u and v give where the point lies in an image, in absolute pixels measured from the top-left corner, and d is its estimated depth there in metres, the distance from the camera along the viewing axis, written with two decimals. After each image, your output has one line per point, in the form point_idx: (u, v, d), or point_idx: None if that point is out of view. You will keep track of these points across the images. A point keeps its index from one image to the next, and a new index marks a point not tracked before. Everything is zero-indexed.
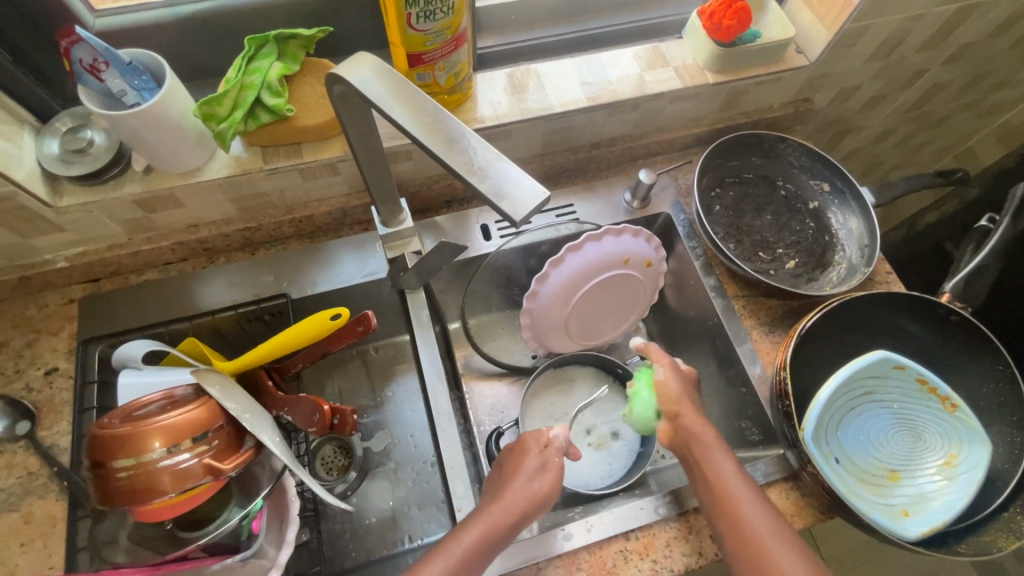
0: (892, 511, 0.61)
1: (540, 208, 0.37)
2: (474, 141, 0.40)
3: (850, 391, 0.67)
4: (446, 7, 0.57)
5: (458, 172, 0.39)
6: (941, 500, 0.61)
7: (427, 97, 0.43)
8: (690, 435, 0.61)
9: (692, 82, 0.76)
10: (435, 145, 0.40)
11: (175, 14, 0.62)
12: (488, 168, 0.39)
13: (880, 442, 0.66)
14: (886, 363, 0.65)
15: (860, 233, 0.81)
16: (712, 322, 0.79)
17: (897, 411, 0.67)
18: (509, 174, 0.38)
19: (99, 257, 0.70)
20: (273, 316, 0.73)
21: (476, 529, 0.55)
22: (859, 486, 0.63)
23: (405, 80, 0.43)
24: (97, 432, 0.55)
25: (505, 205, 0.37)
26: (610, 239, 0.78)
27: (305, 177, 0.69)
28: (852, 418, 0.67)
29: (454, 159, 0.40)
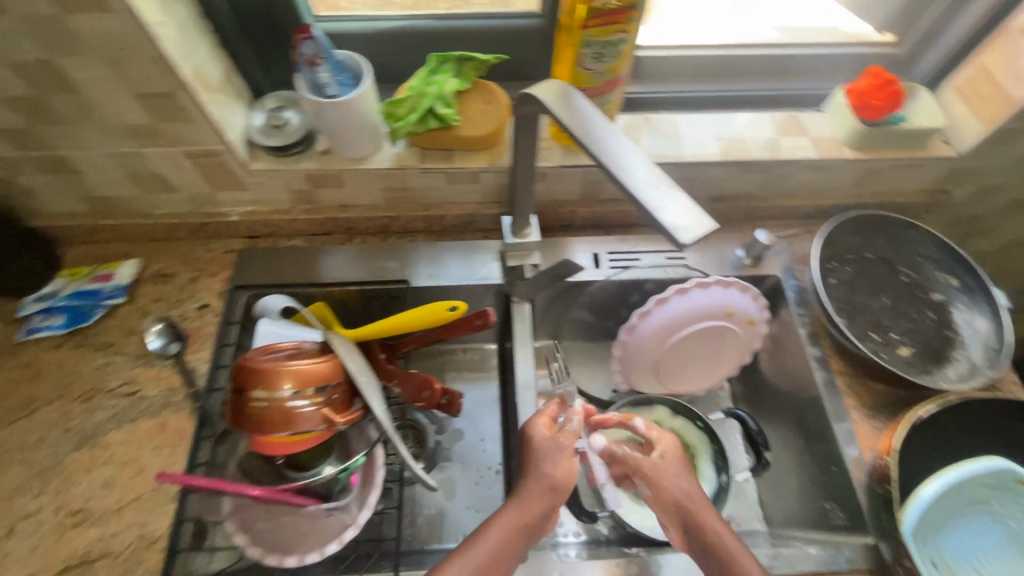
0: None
1: (705, 237, 0.39)
2: (649, 167, 0.43)
3: (963, 497, 0.64)
4: (617, 52, 0.63)
5: (629, 192, 0.42)
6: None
7: (612, 124, 0.47)
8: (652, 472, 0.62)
9: (829, 155, 0.78)
10: (611, 164, 0.44)
11: (378, 26, 0.73)
12: (660, 190, 0.41)
13: (985, 558, 0.63)
14: (1009, 476, 0.62)
15: (988, 335, 0.77)
16: (810, 393, 0.77)
17: (1008, 528, 0.63)
18: (679, 202, 0.40)
19: (264, 218, 0.81)
20: (392, 299, 0.82)
21: (495, 532, 0.55)
22: None
23: (591, 106, 0.49)
24: (242, 363, 0.62)
25: (673, 228, 0.39)
26: (717, 290, 0.79)
27: (450, 181, 0.77)
28: (960, 525, 0.64)
29: (628, 180, 0.42)
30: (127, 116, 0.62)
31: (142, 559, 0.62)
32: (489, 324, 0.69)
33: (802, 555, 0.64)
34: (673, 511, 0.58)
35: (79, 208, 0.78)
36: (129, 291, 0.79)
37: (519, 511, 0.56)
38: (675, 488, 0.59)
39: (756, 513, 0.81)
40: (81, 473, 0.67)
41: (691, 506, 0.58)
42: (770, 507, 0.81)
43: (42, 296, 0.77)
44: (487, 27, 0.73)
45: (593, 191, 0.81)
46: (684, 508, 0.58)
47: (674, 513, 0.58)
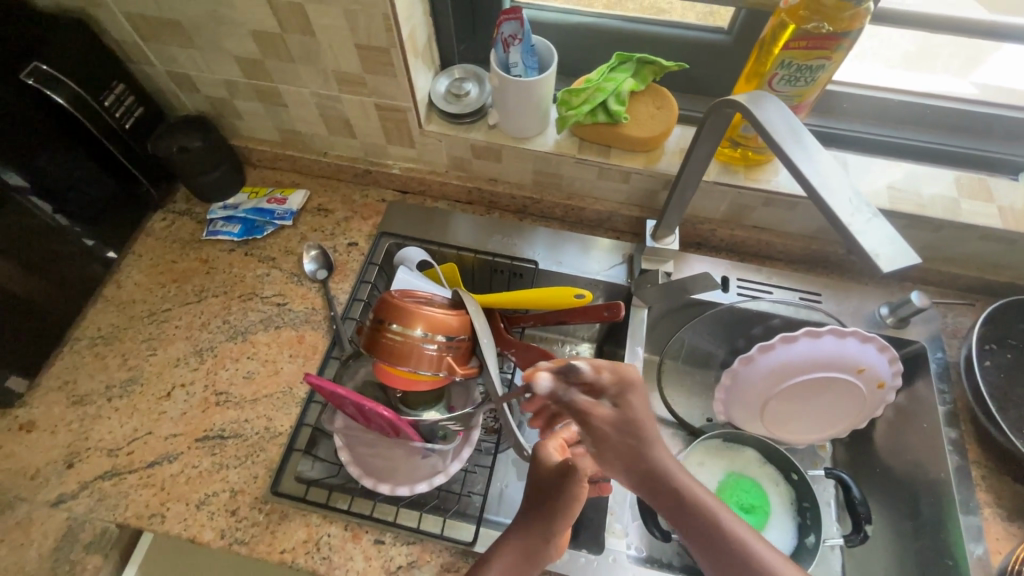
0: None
1: (907, 268, 0.39)
2: (853, 193, 0.43)
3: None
4: (811, 78, 0.62)
5: (831, 214, 0.41)
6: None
7: (812, 138, 0.47)
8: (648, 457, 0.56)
9: (1017, 227, 0.71)
10: (810, 177, 0.44)
11: (569, 19, 0.77)
12: (865, 217, 0.41)
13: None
14: None
15: None
16: (934, 475, 0.71)
17: None
18: (884, 233, 0.40)
19: (420, 176, 0.87)
20: (516, 276, 0.85)
21: (512, 547, 0.59)
22: None
23: (792, 116, 0.49)
24: (386, 299, 0.68)
25: (879, 258, 0.39)
26: (852, 342, 0.75)
27: (600, 176, 0.79)
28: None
29: (826, 196, 0.43)
30: (344, 63, 0.71)
31: (265, 448, 0.70)
32: (617, 318, 0.68)
33: None
34: (656, 488, 0.56)
35: (272, 137, 0.89)
36: (295, 216, 0.88)
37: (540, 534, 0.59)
38: (657, 465, 0.56)
39: None
40: (229, 361, 0.76)
41: (694, 497, 0.55)
42: None
43: (226, 205, 0.88)
44: (672, 36, 0.75)
45: (737, 215, 0.80)
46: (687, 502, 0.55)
47: (650, 485, 0.56)
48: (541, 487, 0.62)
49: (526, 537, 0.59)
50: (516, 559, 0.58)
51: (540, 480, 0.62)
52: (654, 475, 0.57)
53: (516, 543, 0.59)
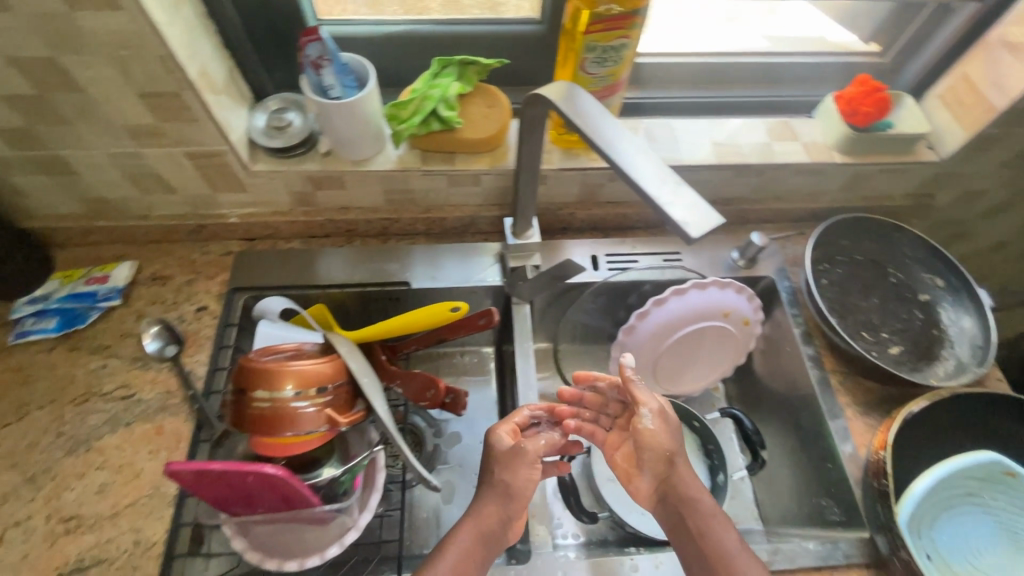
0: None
1: (714, 230, 0.41)
2: (659, 167, 0.45)
3: (951, 493, 0.64)
4: (618, 57, 0.64)
5: (643, 191, 0.43)
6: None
7: (617, 123, 0.49)
8: (675, 476, 0.59)
9: (819, 159, 0.80)
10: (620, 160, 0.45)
11: (380, 30, 0.74)
12: (672, 188, 0.43)
13: (982, 555, 0.62)
14: (991, 467, 0.64)
15: (974, 333, 0.79)
16: (803, 391, 0.79)
17: (1000, 521, 0.63)
18: (689, 199, 0.42)
19: (265, 219, 0.80)
20: (390, 301, 0.82)
21: (466, 534, 0.58)
22: None
23: (597, 105, 0.50)
24: (244, 364, 0.62)
25: (688, 224, 0.41)
26: (714, 291, 0.81)
27: (451, 184, 0.77)
28: (951, 519, 0.64)
29: (636, 174, 0.44)
30: (131, 115, 0.62)
31: (137, 566, 0.61)
32: (495, 324, 0.68)
33: (800, 550, 0.64)
34: (672, 494, 0.59)
35: (74, 209, 0.77)
36: (125, 293, 0.77)
37: (496, 516, 0.59)
38: (683, 483, 0.59)
39: (752, 511, 0.82)
40: (74, 478, 0.65)
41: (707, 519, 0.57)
42: (767, 505, 0.82)
43: (34, 299, 0.75)
44: (487, 32, 0.75)
45: (590, 195, 0.83)
46: (699, 527, 0.56)
47: (671, 496, 0.59)
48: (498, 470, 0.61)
49: (484, 521, 0.59)
50: (471, 550, 0.57)
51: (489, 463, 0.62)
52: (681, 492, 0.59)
53: (471, 532, 0.58)
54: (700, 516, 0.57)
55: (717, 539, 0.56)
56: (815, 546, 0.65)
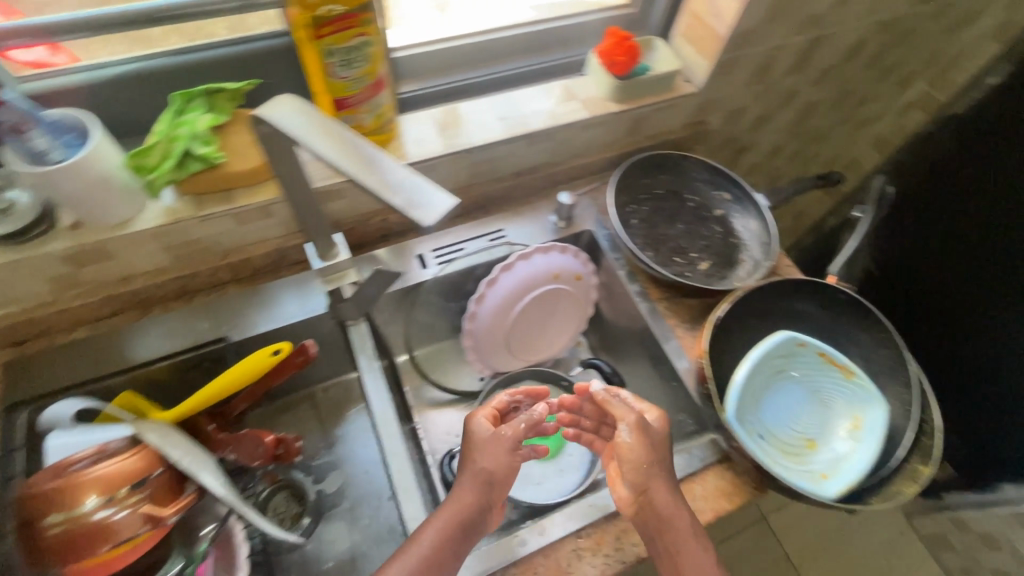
0: (813, 476, 0.67)
1: (449, 213, 0.43)
2: (392, 166, 0.45)
3: (765, 374, 0.73)
4: (364, 56, 0.62)
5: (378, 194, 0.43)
6: (849, 459, 0.68)
7: (347, 133, 0.47)
8: (654, 497, 0.59)
9: (597, 112, 0.85)
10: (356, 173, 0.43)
11: (97, 75, 0.65)
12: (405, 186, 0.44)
13: (798, 415, 0.73)
14: (789, 342, 0.72)
15: (761, 233, 0.90)
16: (641, 325, 0.85)
17: (808, 384, 0.74)
18: (423, 191, 0.43)
19: (26, 317, 0.69)
20: (212, 363, 0.75)
21: (440, 520, 0.59)
22: (783, 458, 0.69)
23: (323, 119, 0.47)
24: (24, 491, 0.53)
25: (424, 219, 0.42)
26: (539, 258, 0.83)
27: (240, 222, 0.71)
28: (769, 395, 0.73)
29: (371, 180, 0.44)
30: None
31: None
32: (312, 356, 0.65)
33: None
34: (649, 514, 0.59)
35: None
36: None
37: (468, 501, 0.60)
38: (663, 506, 0.59)
39: None
40: None
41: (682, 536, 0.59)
42: None
43: None
44: (229, 54, 0.68)
45: None
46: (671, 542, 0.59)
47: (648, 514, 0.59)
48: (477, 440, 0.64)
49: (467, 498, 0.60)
50: (444, 540, 0.58)
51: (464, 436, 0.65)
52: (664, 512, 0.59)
53: (453, 514, 0.59)
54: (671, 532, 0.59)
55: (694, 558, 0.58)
56: (674, 461, 0.71)
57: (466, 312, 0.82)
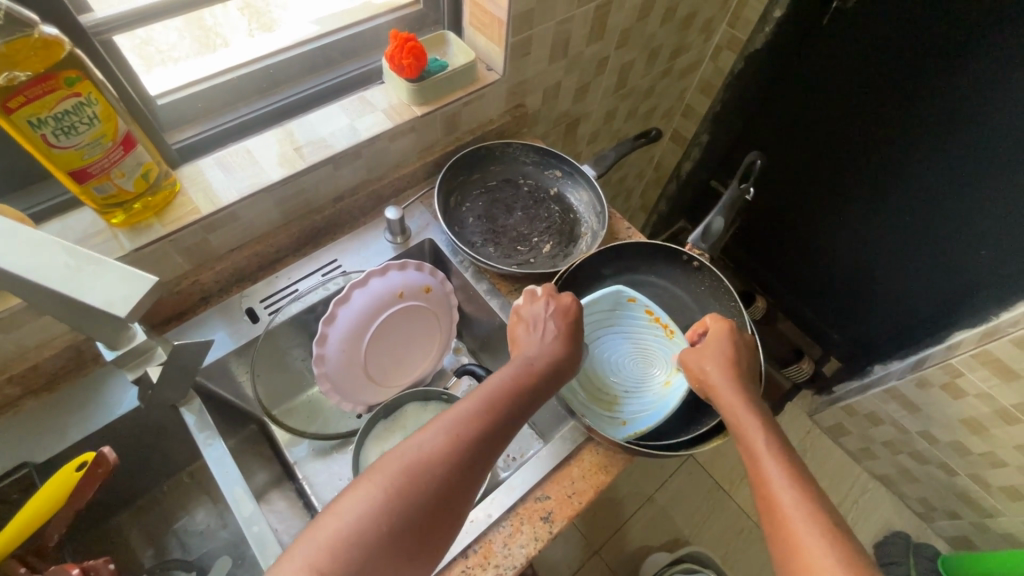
0: (616, 422, 0.72)
1: (151, 290, 0.42)
2: (67, 252, 0.41)
3: (592, 330, 0.78)
4: (88, 117, 0.55)
5: (58, 290, 0.40)
6: (653, 409, 0.73)
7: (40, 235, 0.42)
8: (736, 409, 0.64)
9: (402, 119, 0.82)
10: (46, 279, 0.40)
11: None
12: (89, 277, 0.41)
13: (617, 369, 0.77)
14: (621, 296, 0.78)
15: (594, 202, 0.91)
16: (499, 321, 0.84)
17: (634, 340, 0.78)
18: (111, 277, 0.42)
19: None
20: (22, 494, 0.64)
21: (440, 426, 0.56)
22: (592, 403, 0.73)
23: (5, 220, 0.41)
24: None
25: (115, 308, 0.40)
26: (376, 281, 0.80)
27: (4, 330, 0.62)
28: (594, 351, 0.77)
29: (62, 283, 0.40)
30: None
31: None
32: (114, 464, 0.58)
33: (538, 460, 0.70)
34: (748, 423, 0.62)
35: None
36: None
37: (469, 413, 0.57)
38: (743, 395, 0.65)
39: (532, 435, 0.89)
40: None
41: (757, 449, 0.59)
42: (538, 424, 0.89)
43: None
44: None
45: (202, 254, 0.74)
46: (756, 456, 0.59)
47: (747, 421, 0.62)
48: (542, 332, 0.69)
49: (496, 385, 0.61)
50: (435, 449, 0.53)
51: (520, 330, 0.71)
52: (728, 412, 0.64)
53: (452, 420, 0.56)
54: (735, 425, 0.63)
55: (750, 440, 0.60)
56: (548, 449, 0.70)
57: (313, 353, 0.77)
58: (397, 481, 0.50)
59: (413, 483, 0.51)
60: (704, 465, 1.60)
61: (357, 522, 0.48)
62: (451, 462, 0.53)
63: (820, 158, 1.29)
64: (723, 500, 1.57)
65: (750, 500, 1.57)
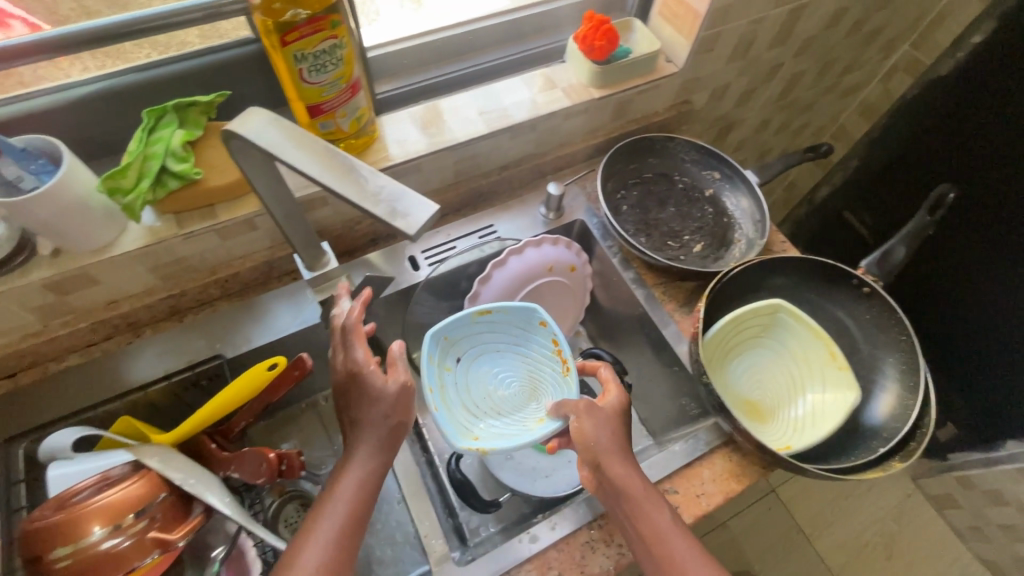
0: (466, 432, 0.68)
1: (433, 219, 0.41)
2: (362, 169, 0.43)
3: (752, 323, 0.73)
4: (336, 59, 0.61)
5: (353, 202, 0.41)
6: (823, 418, 0.68)
7: (337, 149, 0.45)
8: (616, 475, 0.60)
9: (580, 99, 0.84)
10: (330, 178, 0.43)
11: (68, 100, 0.65)
12: (380, 192, 0.42)
13: (773, 370, 0.73)
14: (533, 315, 0.74)
15: (752, 210, 0.89)
16: (639, 311, 0.84)
17: (525, 367, 0.76)
18: (400, 196, 0.42)
19: (14, 349, 0.67)
20: (211, 380, 0.73)
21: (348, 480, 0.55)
22: (458, 407, 0.70)
23: (299, 128, 0.46)
24: (28, 526, 0.52)
25: (403, 223, 0.41)
26: (531, 251, 0.82)
27: (224, 237, 0.70)
28: (749, 347, 0.74)
29: (351, 192, 0.42)
30: None
31: None
32: (310, 371, 0.64)
33: (670, 455, 0.70)
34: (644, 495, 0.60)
35: None
36: None
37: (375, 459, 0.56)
38: (635, 472, 0.61)
39: (641, 430, 0.89)
40: None
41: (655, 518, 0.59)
42: (650, 421, 0.89)
43: None
44: (201, 65, 0.69)
45: None
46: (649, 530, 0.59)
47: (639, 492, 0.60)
48: (357, 413, 0.57)
49: (367, 463, 0.56)
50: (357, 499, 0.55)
51: (347, 398, 0.58)
52: (625, 484, 0.60)
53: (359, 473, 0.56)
54: (636, 498, 0.59)
55: (651, 516, 0.59)
56: (681, 446, 0.71)
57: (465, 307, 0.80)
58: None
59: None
60: (787, 504, 1.53)
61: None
62: (347, 552, 0.52)
63: (977, 207, 1.14)
64: (801, 545, 1.49)
65: (831, 552, 1.49)
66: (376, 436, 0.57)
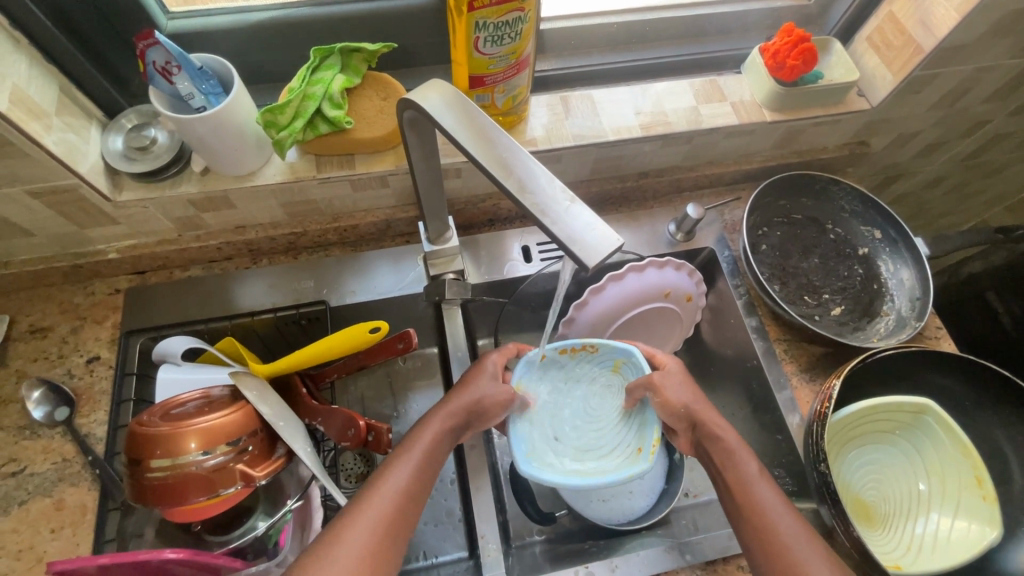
0: (630, 457, 0.58)
1: (613, 253, 0.36)
2: (548, 180, 0.39)
3: (887, 417, 0.65)
4: (514, 33, 0.57)
5: (530, 213, 0.38)
6: (945, 547, 0.60)
7: (520, 148, 0.41)
8: (708, 427, 0.57)
9: (749, 119, 0.75)
10: (508, 182, 0.39)
11: (244, 24, 0.65)
12: (561, 208, 0.37)
13: (894, 474, 0.66)
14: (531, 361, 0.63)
15: (912, 285, 0.78)
16: (750, 363, 0.76)
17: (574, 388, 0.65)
18: (582, 218, 0.37)
19: (149, 251, 0.71)
20: (310, 323, 0.73)
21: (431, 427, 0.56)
22: (600, 460, 0.59)
23: (479, 113, 0.42)
24: (137, 428, 0.54)
25: (578, 249, 0.36)
26: (652, 272, 0.76)
27: (355, 188, 0.69)
28: (872, 440, 0.66)
29: (527, 201, 0.38)
30: None
31: None
32: (413, 347, 0.63)
33: None
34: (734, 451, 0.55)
35: None
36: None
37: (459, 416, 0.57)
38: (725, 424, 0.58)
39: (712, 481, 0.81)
40: None
41: (746, 477, 0.53)
42: None
43: None
44: (373, 12, 0.67)
45: None
46: (736, 482, 0.53)
47: (731, 446, 0.55)
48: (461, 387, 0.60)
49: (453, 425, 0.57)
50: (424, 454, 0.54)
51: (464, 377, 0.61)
52: (714, 435, 0.57)
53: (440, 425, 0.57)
54: (723, 451, 0.55)
55: (738, 467, 0.54)
56: None
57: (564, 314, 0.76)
58: (383, 512, 0.48)
59: (397, 513, 0.49)
60: None
61: (359, 560, 0.45)
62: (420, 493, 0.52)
63: None
64: None
65: None
66: (468, 409, 0.58)
